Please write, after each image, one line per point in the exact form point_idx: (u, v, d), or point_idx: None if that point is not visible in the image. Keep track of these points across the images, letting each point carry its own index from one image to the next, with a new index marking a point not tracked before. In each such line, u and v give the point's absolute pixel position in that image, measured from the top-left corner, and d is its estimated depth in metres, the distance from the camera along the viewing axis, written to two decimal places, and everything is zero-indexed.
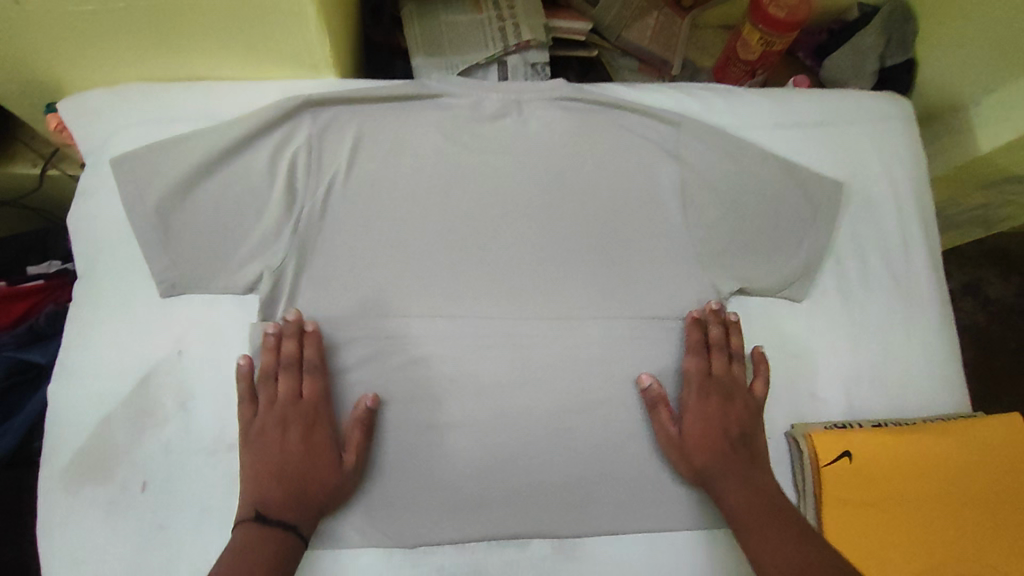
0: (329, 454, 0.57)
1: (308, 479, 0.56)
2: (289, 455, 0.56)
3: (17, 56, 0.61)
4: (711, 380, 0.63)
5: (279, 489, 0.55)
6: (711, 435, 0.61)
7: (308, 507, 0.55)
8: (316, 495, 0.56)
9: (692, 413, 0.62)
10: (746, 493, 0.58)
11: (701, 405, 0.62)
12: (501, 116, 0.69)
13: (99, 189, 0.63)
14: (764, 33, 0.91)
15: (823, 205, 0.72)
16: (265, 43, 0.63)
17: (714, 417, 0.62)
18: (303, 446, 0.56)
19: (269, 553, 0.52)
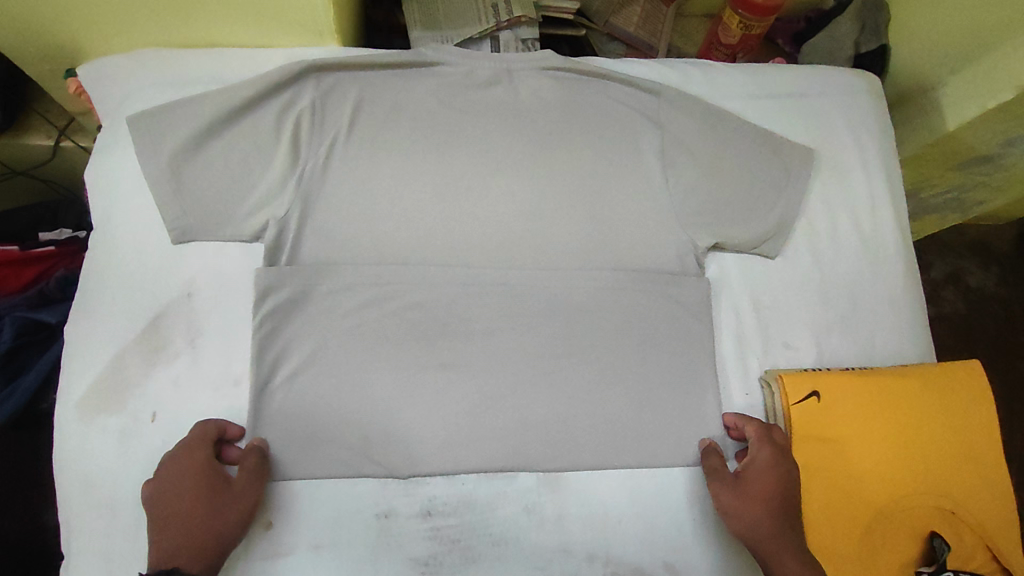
0: (211, 489, 0.56)
1: (197, 522, 0.55)
2: (170, 502, 0.55)
3: (43, 19, 0.66)
4: (778, 454, 0.64)
5: (173, 537, 0.54)
6: (772, 510, 0.61)
7: (198, 549, 0.54)
8: (208, 534, 0.55)
9: (752, 481, 0.63)
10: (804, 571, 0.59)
11: (762, 475, 0.63)
12: (493, 84, 0.73)
13: (114, 145, 0.67)
14: (743, 17, 0.96)
15: (795, 169, 0.76)
16: (274, 11, 0.68)
17: (774, 490, 0.62)
18: (183, 489, 0.56)
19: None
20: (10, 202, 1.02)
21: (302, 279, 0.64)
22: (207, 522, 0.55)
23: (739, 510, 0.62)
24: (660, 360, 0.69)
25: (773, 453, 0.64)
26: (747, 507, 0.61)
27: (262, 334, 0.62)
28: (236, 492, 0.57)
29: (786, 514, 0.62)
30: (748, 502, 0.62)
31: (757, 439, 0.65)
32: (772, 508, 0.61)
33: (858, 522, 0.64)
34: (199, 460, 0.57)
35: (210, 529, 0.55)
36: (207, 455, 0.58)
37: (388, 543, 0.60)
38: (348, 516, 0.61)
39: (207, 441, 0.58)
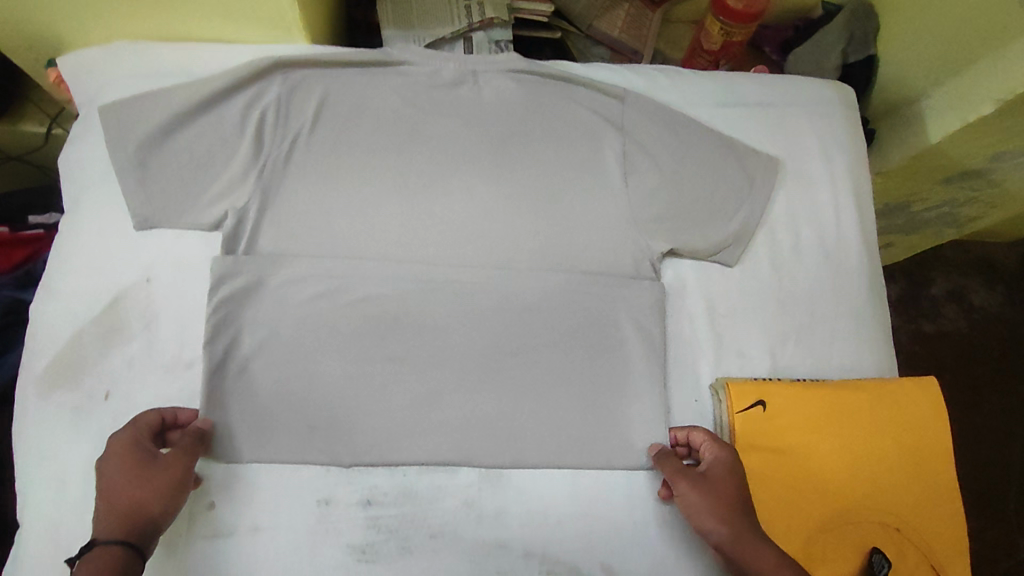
0: (136, 464, 0.56)
1: (123, 495, 0.55)
2: (100, 482, 0.56)
3: (23, 10, 0.69)
4: (731, 453, 0.64)
5: (103, 512, 0.55)
6: (733, 510, 0.60)
7: (125, 520, 0.54)
8: (133, 507, 0.55)
9: (718, 485, 0.61)
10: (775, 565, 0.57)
11: (720, 476, 0.62)
12: (458, 84, 0.75)
13: (87, 133, 0.70)
14: (724, 24, 0.97)
15: (758, 178, 0.76)
16: (243, 8, 0.70)
17: (732, 490, 0.61)
18: (109, 467, 0.56)
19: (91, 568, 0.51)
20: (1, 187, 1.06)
21: (258, 268, 0.66)
22: (131, 494, 0.55)
23: (706, 515, 0.60)
24: (610, 362, 0.69)
25: (726, 450, 0.63)
26: (711, 510, 0.60)
27: (215, 320, 0.64)
28: (161, 466, 0.57)
29: (747, 513, 0.61)
30: (710, 505, 0.60)
31: (705, 441, 0.65)
32: (731, 508, 0.60)
33: (798, 532, 0.64)
34: (124, 437, 0.58)
35: (136, 501, 0.55)
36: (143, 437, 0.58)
37: (328, 530, 0.62)
38: (290, 500, 0.62)
39: (139, 420, 0.59)
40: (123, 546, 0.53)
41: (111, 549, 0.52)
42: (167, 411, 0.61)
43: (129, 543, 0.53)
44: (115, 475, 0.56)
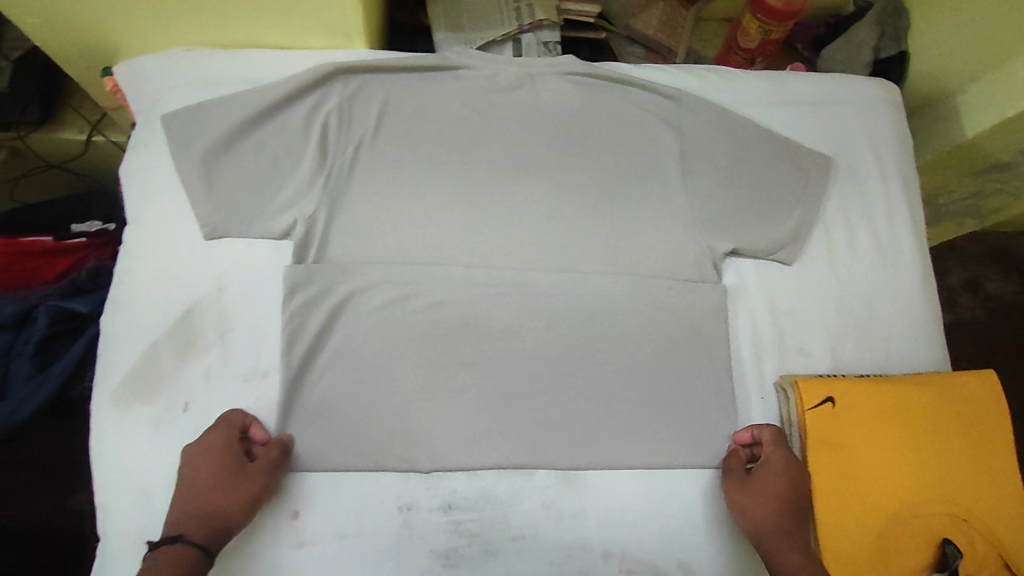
0: (225, 470, 0.59)
1: (203, 497, 0.58)
2: (188, 476, 0.59)
3: (82, 19, 0.68)
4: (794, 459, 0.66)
5: (182, 507, 0.58)
6: (777, 511, 0.63)
7: (202, 522, 0.57)
8: (214, 512, 0.58)
9: (770, 485, 0.65)
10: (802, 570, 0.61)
11: (775, 478, 0.65)
12: (516, 87, 0.75)
13: (150, 143, 0.70)
14: (762, 23, 0.97)
15: (813, 177, 0.77)
16: (306, 15, 0.70)
17: (784, 494, 0.64)
18: (200, 464, 0.59)
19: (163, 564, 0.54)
20: (51, 193, 1.08)
21: (329, 277, 0.66)
22: (211, 496, 0.58)
23: (748, 510, 0.64)
24: (676, 362, 0.70)
25: (787, 456, 0.66)
26: (753, 507, 0.64)
27: (290, 327, 0.64)
28: (246, 478, 0.59)
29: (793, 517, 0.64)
30: (754, 501, 0.64)
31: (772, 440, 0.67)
32: (776, 508, 0.64)
33: (869, 525, 0.65)
34: (212, 438, 0.60)
35: (214, 506, 0.58)
36: (232, 441, 0.60)
37: (411, 535, 0.62)
38: (371, 507, 0.62)
39: (222, 422, 0.61)
40: (196, 550, 0.56)
41: (184, 549, 0.55)
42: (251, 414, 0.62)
43: (203, 546, 0.56)
44: (205, 475, 0.59)
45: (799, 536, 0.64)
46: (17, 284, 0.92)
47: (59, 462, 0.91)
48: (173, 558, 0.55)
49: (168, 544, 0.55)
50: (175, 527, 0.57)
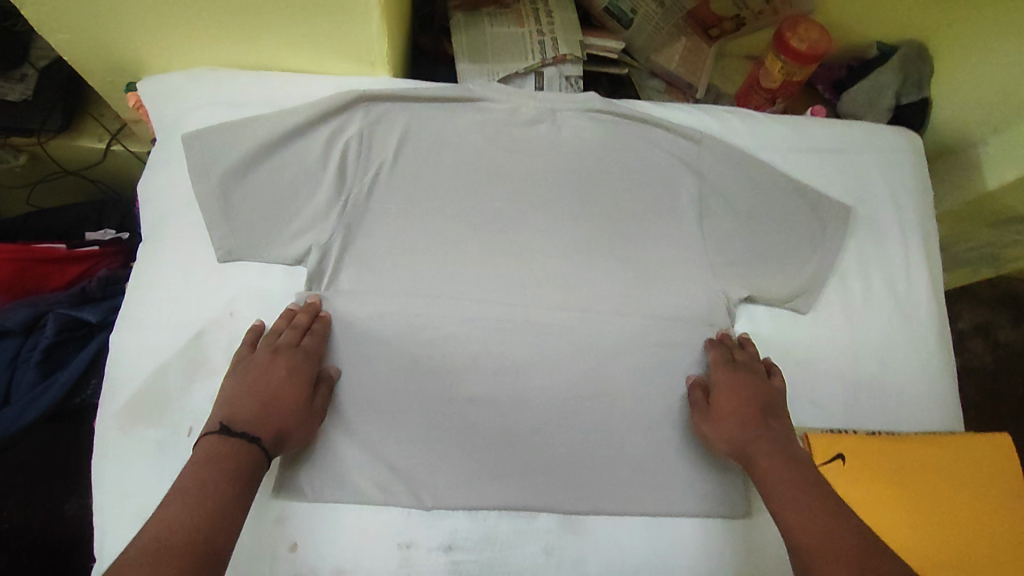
0: (302, 386, 0.61)
1: (278, 413, 0.58)
2: (258, 371, 0.60)
3: (112, 37, 0.69)
4: (744, 368, 0.67)
5: (249, 412, 0.57)
6: (741, 418, 0.63)
7: (274, 433, 0.58)
8: (278, 420, 0.58)
9: (723, 403, 0.65)
10: (777, 467, 0.58)
11: (730, 390, 0.65)
12: (536, 122, 0.75)
13: (171, 162, 0.71)
14: (784, 63, 0.97)
15: (831, 227, 0.77)
16: (332, 44, 0.70)
17: (747, 400, 0.64)
18: (273, 365, 0.60)
19: (239, 463, 0.53)
20: (67, 199, 1.09)
21: (341, 304, 0.66)
22: (287, 409, 0.59)
23: (717, 432, 0.64)
24: (687, 408, 0.69)
25: (734, 372, 0.66)
26: (720, 426, 0.64)
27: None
28: (315, 410, 0.62)
29: (761, 418, 0.62)
30: (720, 418, 0.64)
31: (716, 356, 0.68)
32: (740, 417, 0.63)
33: None
34: (295, 357, 0.61)
35: (286, 419, 0.59)
36: (311, 359, 0.62)
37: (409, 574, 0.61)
38: (370, 543, 0.61)
39: (310, 342, 0.63)
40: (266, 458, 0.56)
41: (257, 454, 0.55)
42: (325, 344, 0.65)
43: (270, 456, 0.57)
44: (279, 377, 0.60)
45: (775, 434, 0.61)
46: (29, 289, 0.92)
47: (59, 468, 0.95)
48: (245, 458, 0.54)
49: (242, 442, 0.55)
50: (243, 428, 0.56)
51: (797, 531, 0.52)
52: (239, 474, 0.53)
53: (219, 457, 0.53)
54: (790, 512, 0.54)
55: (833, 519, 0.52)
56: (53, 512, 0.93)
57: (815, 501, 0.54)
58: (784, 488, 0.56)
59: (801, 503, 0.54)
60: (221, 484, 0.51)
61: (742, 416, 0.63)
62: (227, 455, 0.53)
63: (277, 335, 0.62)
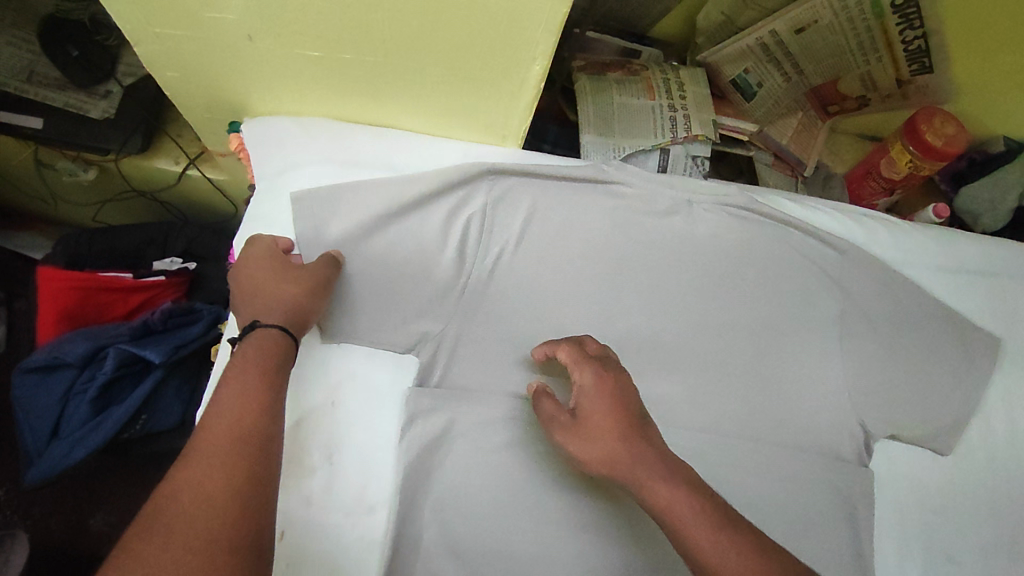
0: (278, 262, 0.58)
1: (269, 294, 0.56)
2: (239, 286, 0.58)
3: (225, 81, 0.63)
4: (611, 370, 0.56)
5: (249, 314, 0.55)
6: (616, 436, 0.51)
7: (276, 308, 0.55)
8: (278, 297, 0.56)
9: (590, 411, 0.53)
10: (671, 492, 0.47)
11: (604, 397, 0.53)
12: (671, 214, 0.68)
13: (274, 220, 0.64)
14: (914, 156, 0.89)
15: (979, 360, 0.69)
16: (467, 111, 0.64)
17: (620, 410, 0.53)
18: (246, 271, 0.58)
19: (252, 348, 0.51)
20: (139, 217, 1.06)
21: (453, 406, 0.60)
22: (275, 291, 0.56)
23: (590, 457, 0.52)
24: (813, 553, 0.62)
25: (597, 372, 0.55)
26: (593, 450, 0.52)
27: (405, 464, 0.58)
28: (306, 265, 0.58)
29: (632, 430, 0.51)
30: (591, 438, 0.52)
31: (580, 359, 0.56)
32: (615, 434, 0.51)
33: None
34: (258, 250, 0.59)
35: (279, 295, 0.56)
36: (267, 244, 0.60)
37: None
38: None
39: (268, 237, 0.61)
40: (280, 329, 0.53)
41: (264, 331, 0.53)
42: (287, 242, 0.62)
43: (285, 328, 0.54)
44: (254, 272, 0.58)
45: (648, 442, 0.51)
46: (90, 317, 0.87)
47: (102, 487, 0.99)
48: (257, 342, 0.52)
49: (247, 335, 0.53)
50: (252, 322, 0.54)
51: (711, 570, 0.44)
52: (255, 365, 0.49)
53: (238, 361, 0.50)
54: (697, 548, 0.45)
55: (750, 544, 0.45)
56: (77, 525, 0.96)
57: (715, 528, 0.45)
58: (688, 517, 0.46)
59: (703, 530, 0.45)
60: (253, 366, 0.49)
61: (615, 431, 0.51)
62: (250, 345, 0.51)
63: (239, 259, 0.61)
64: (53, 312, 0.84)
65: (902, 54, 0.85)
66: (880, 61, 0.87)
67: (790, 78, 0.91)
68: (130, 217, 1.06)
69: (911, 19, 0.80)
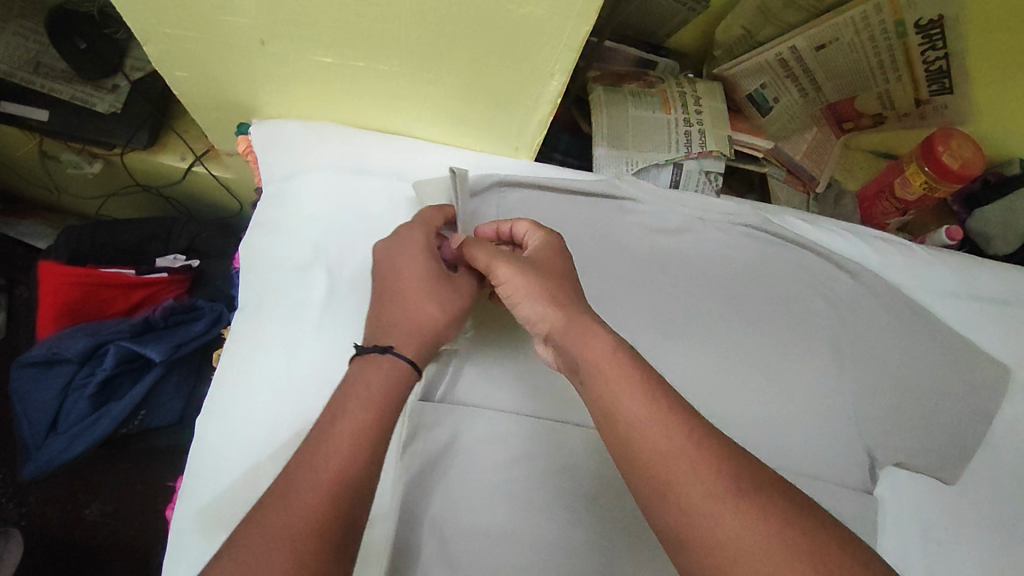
0: (434, 269, 0.52)
1: (412, 308, 0.50)
2: (384, 274, 0.53)
3: (235, 82, 0.62)
4: (561, 241, 0.52)
5: (386, 319, 0.50)
6: (550, 293, 0.47)
7: (409, 330, 0.49)
8: (419, 316, 0.50)
9: (541, 266, 0.49)
10: (607, 351, 0.42)
11: (548, 261, 0.50)
12: (682, 232, 0.68)
13: (280, 224, 0.63)
14: (929, 177, 0.87)
15: (988, 389, 0.68)
16: (481, 121, 0.62)
17: (560, 274, 0.49)
18: (398, 262, 0.53)
19: (380, 379, 0.46)
20: (142, 212, 1.05)
21: (456, 418, 0.59)
22: (416, 307, 0.50)
23: (526, 306, 0.47)
24: None
25: (552, 245, 0.51)
26: (530, 303, 0.47)
27: (408, 479, 0.56)
28: (459, 288, 0.53)
29: (576, 296, 0.47)
30: (521, 296, 0.47)
31: (530, 228, 0.54)
32: (547, 292, 0.47)
33: None
34: (416, 243, 0.54)
35: (416, 316, 0.50)
36: (425, 241, 0.54)
37: None
38: None
39: (412, 232, 0.55)
40: (411, 364, 0.48)
41: (397, 358, 0.47)
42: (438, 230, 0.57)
43: (415, 359, 0.48)
44: (405, 271, 0.52)
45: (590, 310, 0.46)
46: (90, 312, 0.87)
47: (98, 480, 0.98)
48: (385, 372, 0.46)
49: (375, 355, 0.47)
50: (390, 339, 0.48)
51: (630, 430, 0.39)
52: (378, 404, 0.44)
53: (351, 395, 0.44)
54: (616, 406, 0.40)
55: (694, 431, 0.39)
56: (74, 516, 0.95)
57: (644, 391, 0.40)
58: (624, 389, 0.41)
59: (629, 390, 0.40)
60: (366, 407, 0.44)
61: (564, 288, 0.47)
62: (370, 372, 0.46)
63: (391, 240, 0.55)
64: (55, 306, 0.84)
65: (923, 74, 0.84)
66: (899, 81, 0.86)
67: (808, 94, 0.90)
68: (132, 211, 1.04)
69: (934, 40, 0.78)
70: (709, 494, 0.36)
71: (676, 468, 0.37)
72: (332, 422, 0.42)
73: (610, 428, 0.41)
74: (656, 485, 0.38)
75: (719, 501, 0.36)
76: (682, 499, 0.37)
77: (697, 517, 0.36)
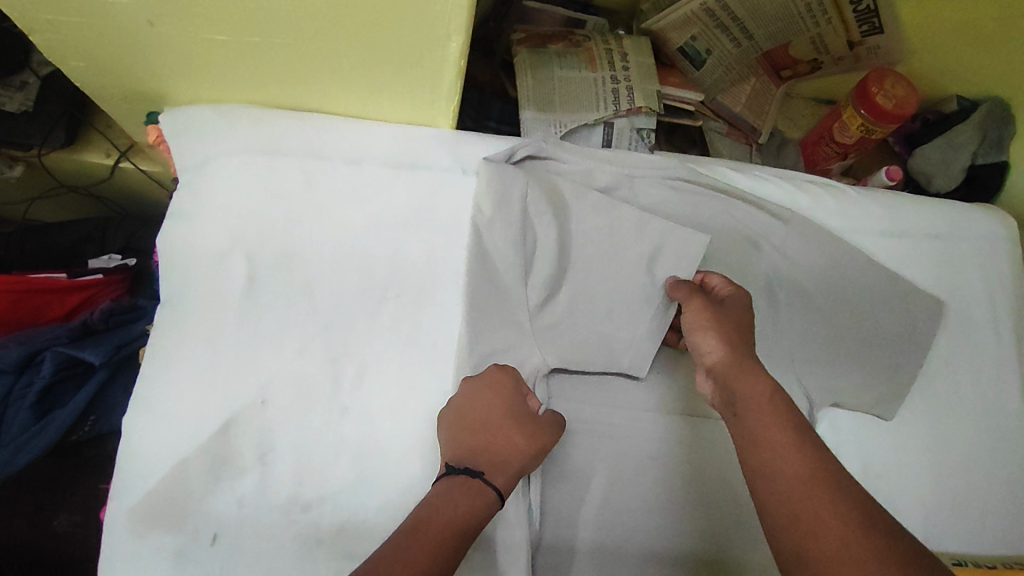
0: (522, 411, 0.55)
1: (503, 446, 0.53)
2: (477, 407, 0.55)
3: (131, 68, 0.59)
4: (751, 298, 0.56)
5: (472, 447, 0.53)
6: (726, 335, 0.51)
7: (501, 463, 0.52)
8: (507, 453, 0.53)
9: (728, 313, 0.53)
10: (766, 394, 0.46)
11: (733, 309, 0.54)
12: (610, 190, 0.68)
13: (196, 213, 0.61)
14: (865, 121, 0.87)
15: (918, 325, 0.69)
16: (392, 89, 0.61)
17: (741, 324, 0.53)
18: (488, 398, 0.55)
19: (467, 501, 0.49)
20: (78, 214, 1.02)
21: (387, 397, 0.58)
22: (510, 443, 0.53)
23: (699, 345, 0.52)
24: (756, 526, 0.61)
25: (735, 299, 0.55)
26: (701, 340, 0.52)
27: (372, 465, 0.56)
28: (544, 429, 0.55)
29: (749, 345, 0.51)
30: (701, 332, 0.52)
31: (723, 282, 0.58)
32: (726, 335, 0.51)
33: None
34: (506, 385, 0.56)
35: (505, 452, 0.53)
36: (514, 388, 0.56)
37: None
38: None
39: (502, 374, 0.57)
40: (496, 491, 0.51)
41: (485, 487, 0.50)
42: (521, 379, 0.58)
43: (501, 488, 0.51)
44: (494, 408, 0.55)
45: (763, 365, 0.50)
46: (24, 321, 0.84)
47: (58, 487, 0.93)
48: (476, 498, 0.49)
49: (466, 477, 0.51)
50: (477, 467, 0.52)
51: (772, 471, 0.42)
52: (461, 524, 0.47)
53: (447, 502, 0.48)
54: (766, 446, 0.43)
55: (830, 478, 0.41)
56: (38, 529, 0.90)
57: (800, 440, 0.43)
58: (766, 426, 0.44)
59: (781, 434, 0.43)
60: (465, 514, 0.48)
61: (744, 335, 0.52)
62: (460, 492, 0.49)
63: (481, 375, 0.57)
64: None
65: (852, 15, 0.83)
66: (829, 23, 0.85)
67: (741, 43, 0.89)
68: (67, 214, 1.02)
69: None
70: (836, 539, 0.37)
71: (809, 512, 0.39)
72: (427, 517, 0.47)
73: (754, 465, 0.43)
74: (788, 519, 0.40)
75: (844, 547, 0.37)
76: (812, 540, 0.38)
77: (819, 547, 0.38)
